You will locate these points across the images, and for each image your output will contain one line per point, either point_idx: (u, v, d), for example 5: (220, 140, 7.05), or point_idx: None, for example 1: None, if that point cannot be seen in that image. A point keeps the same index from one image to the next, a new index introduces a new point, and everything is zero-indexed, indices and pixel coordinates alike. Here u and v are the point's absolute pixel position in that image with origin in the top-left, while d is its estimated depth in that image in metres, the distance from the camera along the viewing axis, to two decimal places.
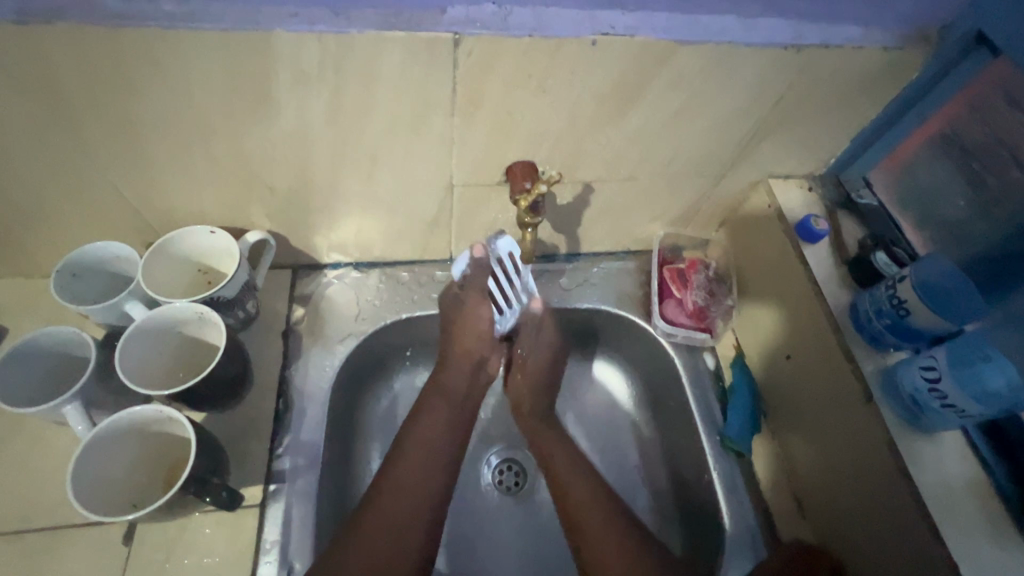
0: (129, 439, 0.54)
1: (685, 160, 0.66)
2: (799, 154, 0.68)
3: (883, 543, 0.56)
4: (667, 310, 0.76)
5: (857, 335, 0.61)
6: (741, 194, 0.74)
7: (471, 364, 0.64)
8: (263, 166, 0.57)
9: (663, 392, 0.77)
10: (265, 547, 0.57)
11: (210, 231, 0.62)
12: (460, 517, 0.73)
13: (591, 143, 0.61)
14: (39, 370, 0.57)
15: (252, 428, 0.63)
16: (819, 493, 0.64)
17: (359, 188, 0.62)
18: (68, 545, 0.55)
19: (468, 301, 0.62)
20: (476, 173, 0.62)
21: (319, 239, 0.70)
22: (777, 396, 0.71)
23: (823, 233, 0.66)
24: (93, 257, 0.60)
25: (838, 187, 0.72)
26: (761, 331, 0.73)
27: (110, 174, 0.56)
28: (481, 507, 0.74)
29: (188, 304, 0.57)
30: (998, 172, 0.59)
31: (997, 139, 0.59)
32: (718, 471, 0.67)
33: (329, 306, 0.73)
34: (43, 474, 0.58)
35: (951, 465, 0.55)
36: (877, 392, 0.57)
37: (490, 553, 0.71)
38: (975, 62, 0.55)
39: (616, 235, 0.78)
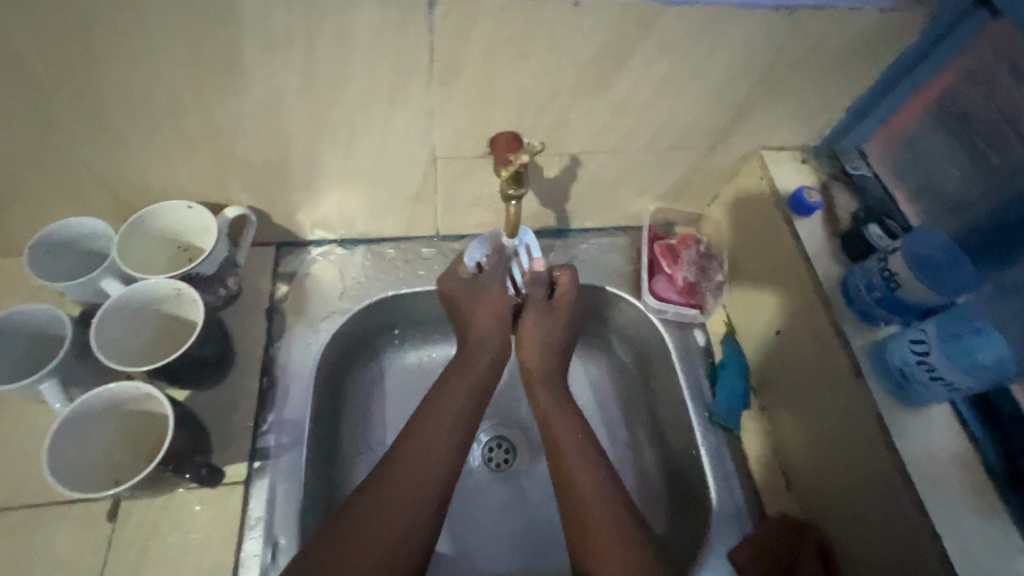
0: (107, 417, 0.53)
1: (675, 131, 0.64)
2: (793, 124, 0.66)
3: (868, 517, 0.56)
4: (657, 286, 0.75)
5: (847, 310, 0.60)
6: (733, 167, 0.73)
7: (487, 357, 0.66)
8: (236, 138, 0.55)
9: (652, 369, 0.77)
10: (250, 523, 0.57)
11: (187, 206, 0.60)
12: (450, 496, 0.73)
13: (577, 113, 0.59)
14: (14, 349, 0.56)
15: (236, 406, 0.63)
16: (807, 468, 0.64)
17: (339, 161, 0.60)
18: (51, 523, 0.55)
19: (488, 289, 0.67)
20: (460, 144, 0.60)
21: (301, 215, 0.68)
22: (766, 372, 0.70)
23: (815, 206, 0.65)
24: (68, 233, 0.59)
25: (832, 160, 0.70)
26: (752, 307, 0.72)
27: (78, 147, 0.54)
28: (471, 486, 0.74)
29: (165, 281, 0.56)
30: (1001, 149, 0.57)
31: (1002, 114, 0.56)
32: (706, 447, 0.67)
33: (313, 284, 0.72)
34: (24, 453, 0.58)
35: (938, 439, 0.54)
36: (866, 366, 0.56)
37: (480, 530, 0.71)
38: (974, 25, 0.53)
39: (606, 211, 0.77)
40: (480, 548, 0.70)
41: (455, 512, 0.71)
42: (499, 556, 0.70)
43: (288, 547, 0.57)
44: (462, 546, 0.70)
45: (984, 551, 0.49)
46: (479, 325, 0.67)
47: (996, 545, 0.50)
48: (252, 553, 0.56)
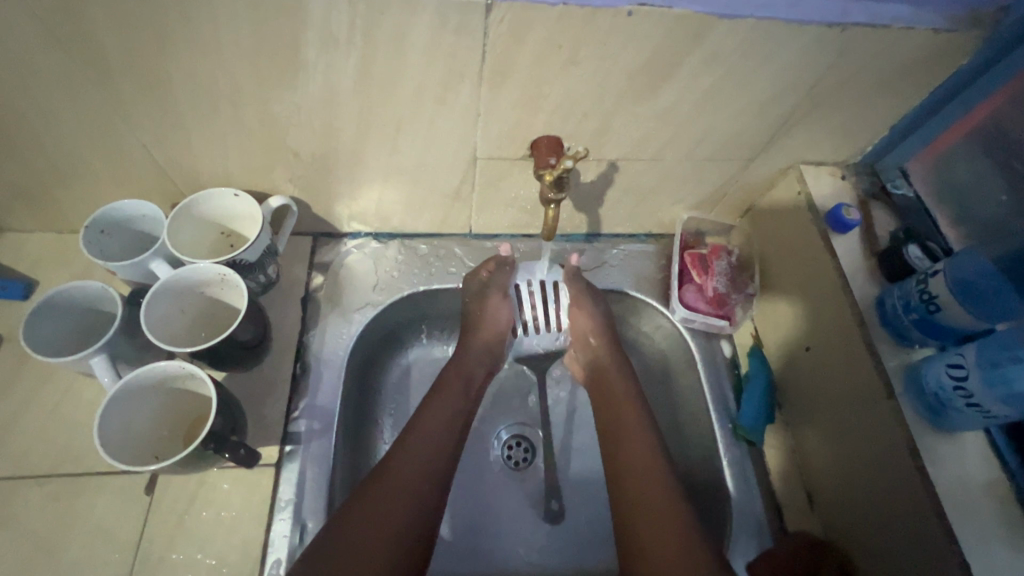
0: (153, 394, 0.55)
1: (716, 141, 0.64)
2: (834, 141, 0.66)
3: (891, 538, 0.56)
4: (686, 295, 0.75)
5: (882, 330, 0.60)
6: (770, 180, 0.72)
7: (462, 386, 0.67)
8: (288, 130, 0.57)
9: (676, 377, 0.77)
10: (280, 505, 0.59)
11: (234, 194, 0.62)
12: (456, 498, 0.74)
13: (619, 120, 0.59)
14: (67, 323, 0.58)
15: (270, 391, 0.65)
16: (832, 488, 0.63)
17: (382, 157, 0.62)
18: (94, 491, 0.58)
19: (490, 295, 0.73)
20: (501, 146, 0.61)
21: (340, 207, 0.70)
22: (793, 386, 0.70)
23: (855, 223, 0.64)
24: (121, 216, 0.61)
25: (872, 177, 0.70)
26: (783, 322, 0.72)
27: (139, 133, 0.56)
28: (478, 487, 0.75)
29: (212, 266, 0.58)
30: None
31: None
32: (728, 458, 0.68)
33: (348, 275, 0.74)
34: (69, 423, 0.60)
35: (969, 465, 0.53)
36: (899, 388, 0.56)
37: (488, 531, 0.72)
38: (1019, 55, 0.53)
39: (639, 217, 0.77)
40: (490, 549, 0.71)
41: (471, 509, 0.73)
42: (517, 553, 0.71)
43: (315, 531, 0.58)
44: (477, 542, 0.71)
45: None
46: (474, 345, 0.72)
47: None
48: (280, 535, 0.57)
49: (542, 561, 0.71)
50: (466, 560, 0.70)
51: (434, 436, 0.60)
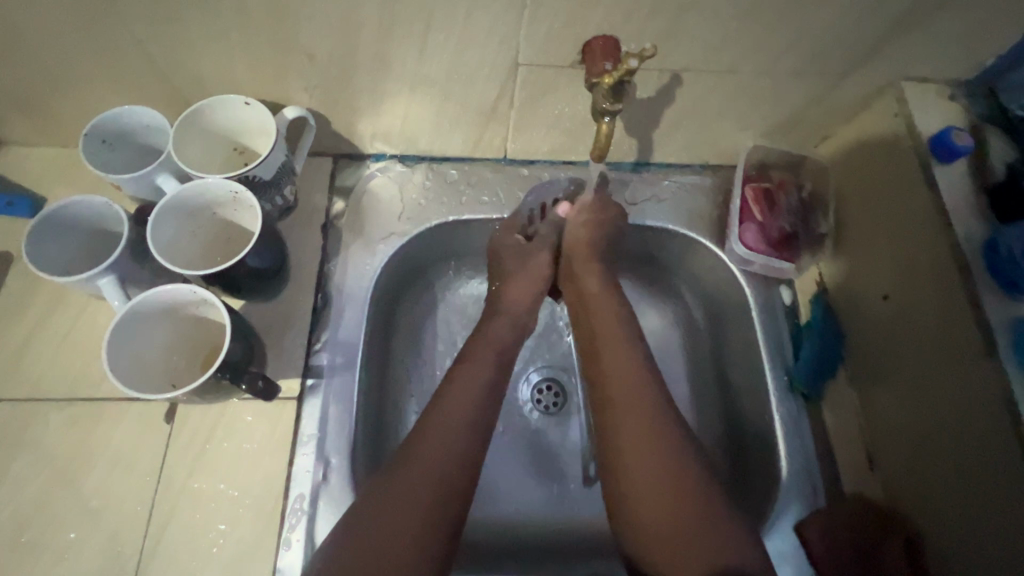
0: (164, 319, 0.51)
1: (807, 46, 0.53)
2: (951, 50, 0.55)
3: (974, 510, 0.50)
4: (746, 234, 0.67)
5: (987, 279, 0.50)
6: (861, 102, 0.61)
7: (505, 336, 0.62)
8: (301, 24, 0.49)
9: (728, 324, 0.70)
10: (303, 440, 0.56)
11: (244, 102, 0.55)
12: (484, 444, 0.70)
13: (693, 17, 0.49)
14: (72, 242, 0.54)
15: (291, 322, 0.61)
16: (902, 451, 0.57)
17: (410, 61, 0.53)
18: (111, 418, 0.55)
19: (530, 253, 0.67)
20: (548, 49, 0.52)
21: (362, 123, 0.63)
22: (861, 339, 0.63)
23: (966, 150, 0.54)
24: (122, 124, 0.55)
25: (990, 98, 0.59)
26: (855, 266, 0.64)
27: (133, 25, 0.49)
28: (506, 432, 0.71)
29: (222, 181, 0.52)
30: None
31: None
32: (781, 413, 0.62)
33: (371, 201, 0.67)
34: (83, 347, 0.57)
35: None
36: (1003, 345, 0.48)
37: (517, 476, 0.69)
38: None
39: (697, 144, 0.68)
40: (518, 497, 0.68)
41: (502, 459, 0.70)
42: (543, 502, 0.68)
43: (340, 468, 0.55)
44: (505, 489, 0.68)
45: None
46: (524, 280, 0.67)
47: None
48: (304, 469, 0.55)
49: (568, 512, 0.68)
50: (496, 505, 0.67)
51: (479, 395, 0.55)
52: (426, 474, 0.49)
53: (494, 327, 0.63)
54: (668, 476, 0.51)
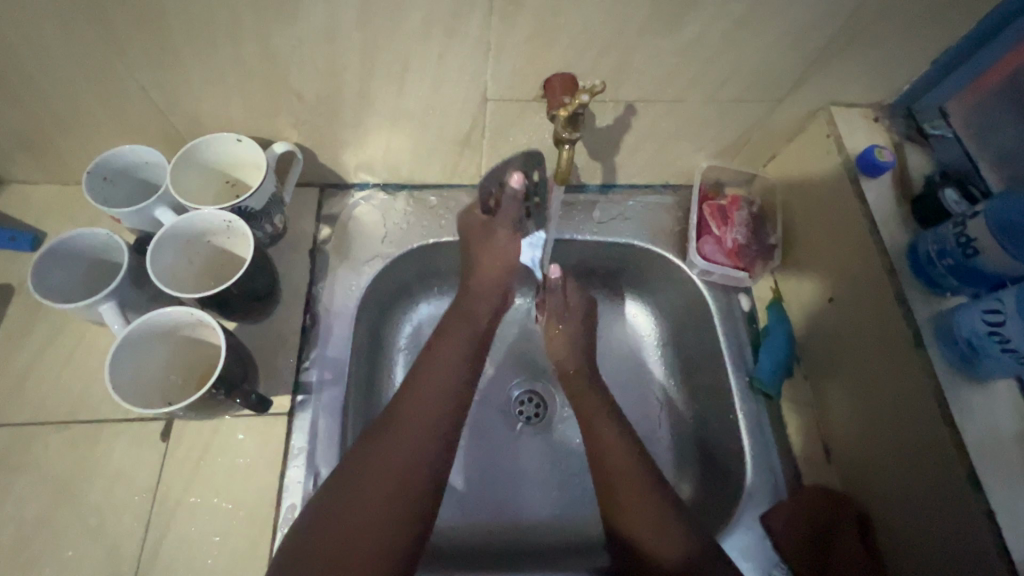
0: (163, 340, 0.55)
1: (743, 78, 0.60)
2: (871, 79, 0.62)
3: (912, 491, 0.54)
4: (705, 247, 0.72)
5: (912, 278, 0.56)
6: (798, 125, 0.68)
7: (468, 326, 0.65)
8: (289, 69, 0.54)
9: (694, 331, 0.75)
10: (293, 452, 0.59)
11: (236, 139, 0.60)
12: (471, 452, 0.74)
13: (640, 55, 0.55)
14: (75, 271, 0.58)
15: (281, 342, 0.64)
16: (852, 441, 0.62)
17: (389, 98, 0.59)
18: (110, 437, 0.58)
19: (495, 233, 0.65)
20: (513, 85, 0.58)
21: (346, 155, 0.68)
22: (814, 339, 0.68)
23: (888, 166, 0.60)
24: (123, 162, 0.59)
25: (908, 120, 0.66)
26: (803, 273, 0.70)
27: (136, 73, 0.54)
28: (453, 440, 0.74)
29: (216, 212, 0.56)
30: None
31: None
32: (744, 411, 0.66)
33: (356, 227, 0.72)
34: (82, 371, 0.60)
35: (1002, 415, 0.50)
36: (929, 336, 0.53)
37: (474, 483, 0.72)
38: None
39: (656, 166, 0.74)
40: (503, 501, 0.72)
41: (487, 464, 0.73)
42: (525, 504, 0.72)
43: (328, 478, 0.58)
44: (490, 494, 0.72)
45: None
46: (481, 275, 0.67)
47: None
48: (294, 480, 0.58)
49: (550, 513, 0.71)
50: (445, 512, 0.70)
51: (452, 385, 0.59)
52: (385, 474, 0.52)
53: (466, 315, 0.66)
54: (636, 490, 0.58)
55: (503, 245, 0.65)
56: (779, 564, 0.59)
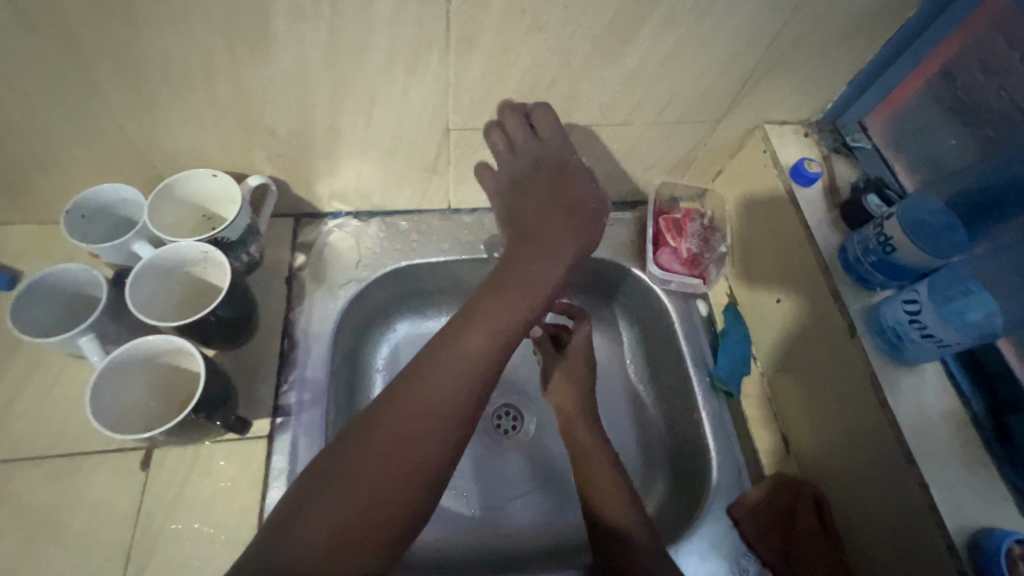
0: (142, 369, 0.56)
1: (682, 102, 0.66)
2: (797, 99, 0.68)
3: (859, 473, 0.59)
4: (661, 258, 0.77)
5: (845, 276, 0.62)
6: (738, 142, 0.75)
7: (519, 291, 0.59)
8: (262, 107, 0.58)
9: (658, 336, 0.80)
10: (274, 474, 0.60)
11: (212, 174, 0.63)
12: None
13: (587, 85, 0.61)
14: (53, 306, 0.59)
15: (260, 366, 0.66)
16: (807, 431, 0.66)
17: (358, 131, 0.63)
18: (89, 469, 0.59)
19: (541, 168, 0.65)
20: (474, 115, 0.63)
21: (320, 186, 0.71)
22: (767, 338, 0.73)
23: (816, 175, 0.67)
24: (100, 200, 0.61)
25: (834, 134, 0.72)
26: (753, 276, 0.75)
27: (114, 116, 0.57)
28: None
29: (194, 244, 0.59)
30: (986, 122, 0.61)
31: (994, 92, 0.59)
32: (707, 410, 0.70)
33: (331, 253, 0.75)
34: (60, 405, 0.61)
35: (930, 396, 0.55)
36: (862, 327, 0.59)
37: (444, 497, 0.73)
38: (961, 10, 0.56)
39: (614, 185, 0.79)
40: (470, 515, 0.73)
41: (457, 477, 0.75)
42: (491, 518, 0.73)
43: None
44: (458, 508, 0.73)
45: (971, 505, 0.50)
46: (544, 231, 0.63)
47: (986, 497, 0.51)
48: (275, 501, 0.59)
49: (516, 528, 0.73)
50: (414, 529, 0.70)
51: (481, 364, 0.54)
52: (376, 474, 0.48)
53: (530, 279, 0.60)
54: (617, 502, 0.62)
55: (583, 175, 0.66)
56: (747, 551, 0.62)
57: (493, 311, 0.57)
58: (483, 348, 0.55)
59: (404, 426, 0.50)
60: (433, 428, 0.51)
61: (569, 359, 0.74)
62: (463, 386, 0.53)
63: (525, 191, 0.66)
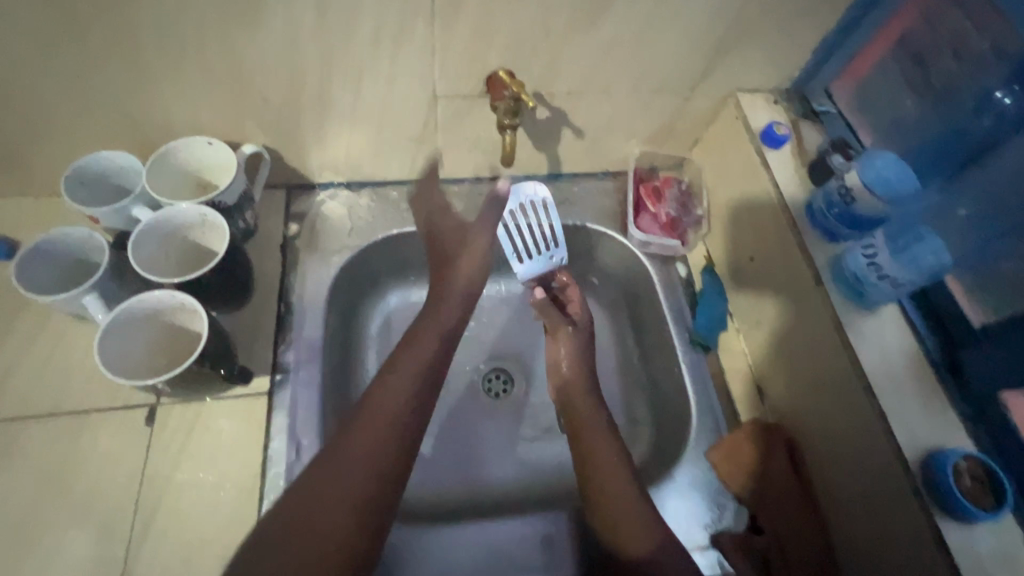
0: (146, 324, 0.59)
1: (658, 70, 0.69)
2: (767, 67, 0.72)
3: (825, 413, 0.63)
4: (643, 222, 0.81)
5: (812, 230, 0.66)
6: (713, 111, 0.78)
7: (437, 349, 0.62)
8: (255, 74, 0.60)
9: (640, 299, 0.83)
10: (274, 429, 0.63)
11: (208, 142, 0.65)
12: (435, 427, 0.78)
13: (566, 53, 0.64)
14: (55, 270, 0.61)
15: (258, 328, 0.69)
16: (778, 379, 0.70)
17: (348, 99, 0.65)
18: (94, 426, 0.61)
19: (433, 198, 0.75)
20: (460, 82, 0.66)
21: (311, 156, 0.74)
22: (742, 296, 0.76)
23: (784, 138, 0.71)
24: (97, 168, 0.63)
25: (803, 102, 0.76)
26: (728, 238, 0.79)
27: (111, 84, 0.59)
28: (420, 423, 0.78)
29: (193, 206, 0.61)
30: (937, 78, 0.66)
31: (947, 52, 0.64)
32: (687, 362, 0.75)
33: (323, 222, 0.78)
34: (63, 367, 0.63)
35: (889, 336, 0.59)
36: (826, 276, 0.63)
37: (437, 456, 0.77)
38: None
39: (596, 155, 0.83)
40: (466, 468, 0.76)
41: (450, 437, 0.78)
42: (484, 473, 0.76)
43: (311, 447, 0.63)
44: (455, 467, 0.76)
45: (926, 432, 0.55)
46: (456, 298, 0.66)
47: (940, 425, 0.55)
48: (277, 452, 0.62)
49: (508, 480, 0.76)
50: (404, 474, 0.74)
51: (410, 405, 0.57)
52: (323, 519, 0.48)
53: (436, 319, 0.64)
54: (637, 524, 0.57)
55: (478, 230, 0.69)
56: (723, 491, 0.67)
57: (405, 356, 0.60)
58: (413, 392, 0.58)
59: (345, 472, 0.51)
60: (368, 457, 0.52)
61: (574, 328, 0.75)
62: (397, 417, 0.55)
63: (439, 214, 0.73)
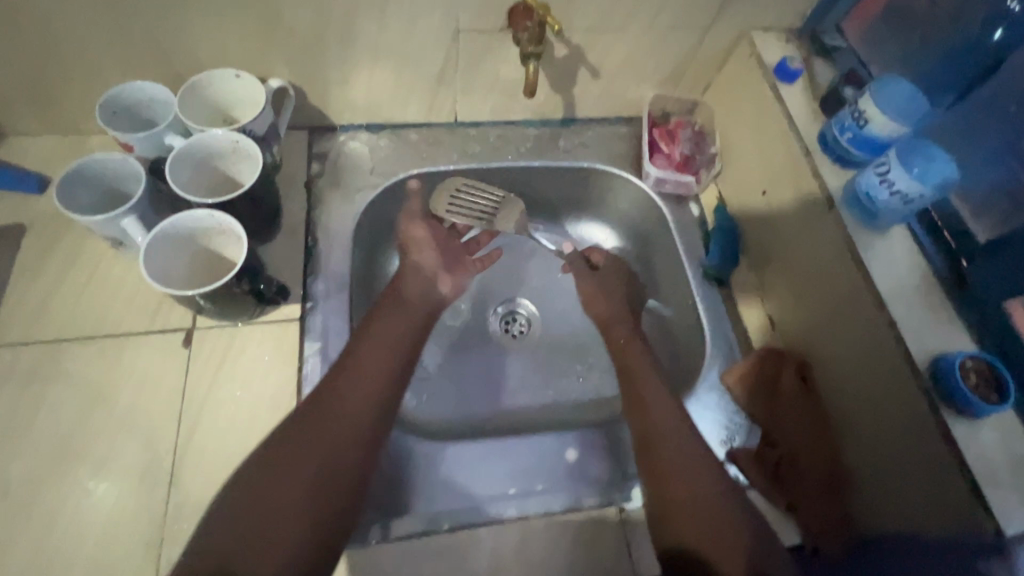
0: (184, 244, 0.61)
1: (674, 6, 0.70)
2: (781, 3, 0.73)
3: (836, 334, 0.66)
4: (657, 162, 0.83)
5: (824, 157, 0.68)
6: (726, 51, 0.80)
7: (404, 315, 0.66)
8: (282, 4, 0.61)
9: (654, 239, 0.86)
10: (307, 354, 0.65)
11: (235, 75, 0.66)
12: (452, 368, 0.81)
13: None
14: (92, 195, 0.63)
15: (286, 260, 0.71)
16: (790, 307, 0.73)
17: (371, 32, 0.66)
18: (134, 348, 0.63)
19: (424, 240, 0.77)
20: (482, 16, 0.67)
21: (333, 94, 0.75)
22: (754, 231, 0.79)
23: (797, 72, 0.72)
24: (127, 98, 0.65)
25: (815, 40, 0.77)
26: (740, 176, 0.81)
27: (141, 13, 0.60)
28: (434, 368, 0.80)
29: (224, 132, 0.62)
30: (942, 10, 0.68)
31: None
32: (702, 294, 0.77)
33: (345, 162, 0.79)
34: (100, 294, 0.65)
35: (899, 254, 0.62)
36: (838, 199, 0.65)
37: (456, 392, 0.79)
38: None
39: (610, 98, 0.84)
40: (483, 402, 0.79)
41: (468, 376, 0.81)
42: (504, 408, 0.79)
43: None
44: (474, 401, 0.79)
45: (933, 339, 0.57)
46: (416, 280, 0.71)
47: (946, 334, 0.58)
48: (311, 373, 0.64)
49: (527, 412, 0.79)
50: (433, 405, 0.77)
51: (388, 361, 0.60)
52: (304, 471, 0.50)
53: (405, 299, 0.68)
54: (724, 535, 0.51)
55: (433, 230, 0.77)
56: (737, 412, 0.70)
57: (383, 325, 0.64)
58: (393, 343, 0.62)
59: (327, 424, 0.53)
60: (352, 414, 0.55)
61: (602, 275, 0.79)
62: (378, 374, 0.58)
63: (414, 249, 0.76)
